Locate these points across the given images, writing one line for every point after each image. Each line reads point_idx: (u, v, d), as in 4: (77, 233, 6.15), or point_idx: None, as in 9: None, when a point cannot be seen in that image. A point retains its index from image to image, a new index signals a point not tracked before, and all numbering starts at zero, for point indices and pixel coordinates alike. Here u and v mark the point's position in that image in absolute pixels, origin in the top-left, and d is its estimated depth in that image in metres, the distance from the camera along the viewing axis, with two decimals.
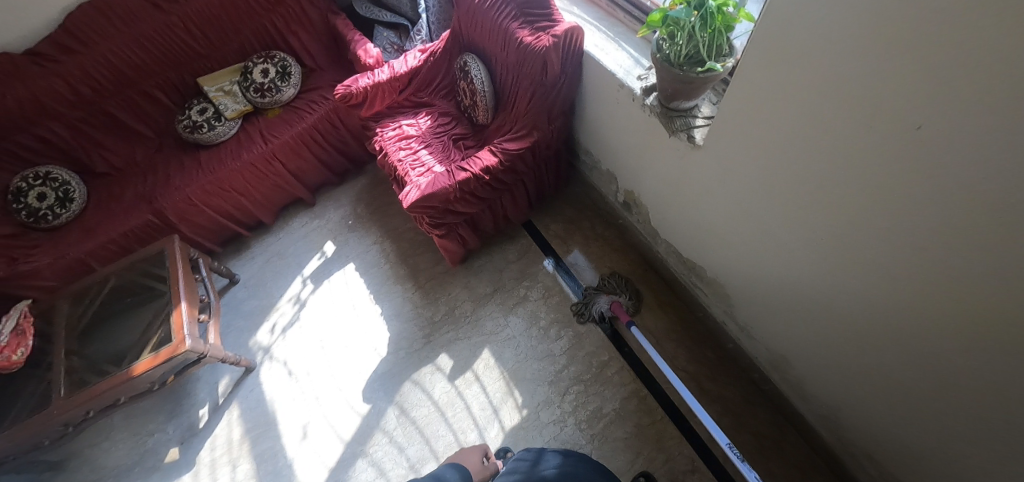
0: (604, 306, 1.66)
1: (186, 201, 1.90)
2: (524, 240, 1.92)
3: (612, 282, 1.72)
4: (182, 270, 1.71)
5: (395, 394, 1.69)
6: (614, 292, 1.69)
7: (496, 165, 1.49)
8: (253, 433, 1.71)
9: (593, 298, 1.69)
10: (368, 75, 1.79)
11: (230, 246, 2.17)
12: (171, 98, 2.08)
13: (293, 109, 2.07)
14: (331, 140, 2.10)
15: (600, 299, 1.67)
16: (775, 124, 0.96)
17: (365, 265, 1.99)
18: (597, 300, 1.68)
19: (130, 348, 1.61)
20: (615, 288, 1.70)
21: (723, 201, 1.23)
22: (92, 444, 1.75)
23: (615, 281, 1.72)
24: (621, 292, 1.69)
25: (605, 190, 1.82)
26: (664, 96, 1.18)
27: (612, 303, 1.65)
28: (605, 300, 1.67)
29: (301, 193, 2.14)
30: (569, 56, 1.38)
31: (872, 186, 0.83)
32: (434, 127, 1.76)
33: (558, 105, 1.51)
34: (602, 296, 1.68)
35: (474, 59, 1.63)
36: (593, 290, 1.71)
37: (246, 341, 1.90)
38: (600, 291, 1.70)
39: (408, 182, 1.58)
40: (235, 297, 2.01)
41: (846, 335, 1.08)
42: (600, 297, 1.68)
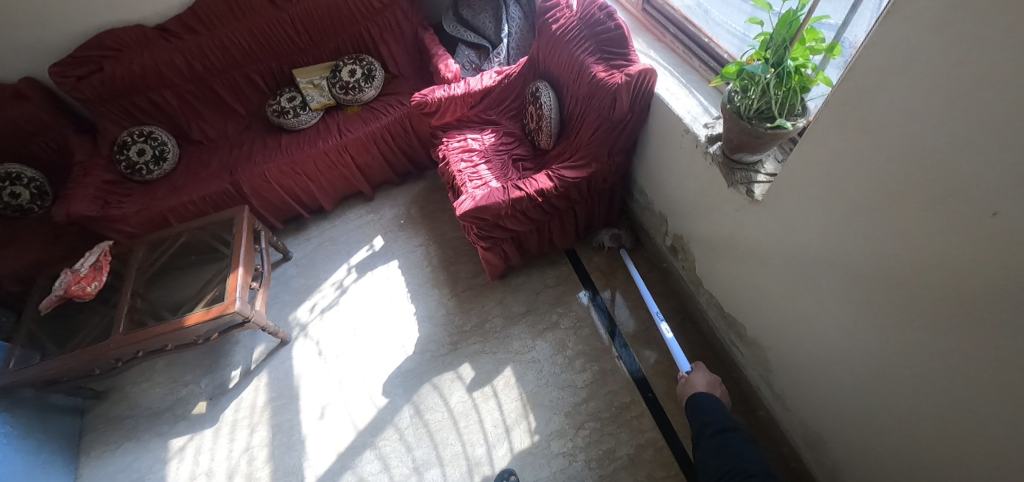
0: (605, 236, 1.93)
1: (261, 177, 2.07)
2: (564, 268, 1.94)
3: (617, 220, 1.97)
4: (245, 238, 1.85)
5: (413, 394, 1.72)
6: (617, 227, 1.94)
7: (550, 189, 1.53)
8: (275, 403, 1.78)
9: (597, 229, 1.95)
10: (445, 87, 1.90)
11: (291, 225, 2.32)
12: (267, 84, 2.30)
13: (371, 109, 2.22)
14: (400, 143, 2.23)
15: (603, 230, 1.94)
16: (842, 190, 0.95)
17: (408, 265, 2.07)
18: (600, 231, 1.94)
19: (187, 301, 1.75)
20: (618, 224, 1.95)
21: (775, 260, 1.20)
22: (133, 383, 1.89)
23: (620, 220, 1.97)
24: (622, 228, 1.94)
25: (654, 231, 1.81)
26: (728, 147, 1.19)
27: (612, 236, 1.91)
28: (607, 233, 1.93)
29: (362, 187, 2.27)
30: (639, 96, 1.42)
31: (940, 268, 0.79)
32: (498, 144, 1.84)
33: (621, 140, 1.54)
34: (605, 230, 1.94)
35: (547, 87, 1.70)
36: (598, 224, 1.97)
37: (287, 315, 2.00)
38: (605, 224, 1.96)
39: (464, 192, 1.65)
40: (285, 273, 2.14)
41: (892, 424, 1.01)
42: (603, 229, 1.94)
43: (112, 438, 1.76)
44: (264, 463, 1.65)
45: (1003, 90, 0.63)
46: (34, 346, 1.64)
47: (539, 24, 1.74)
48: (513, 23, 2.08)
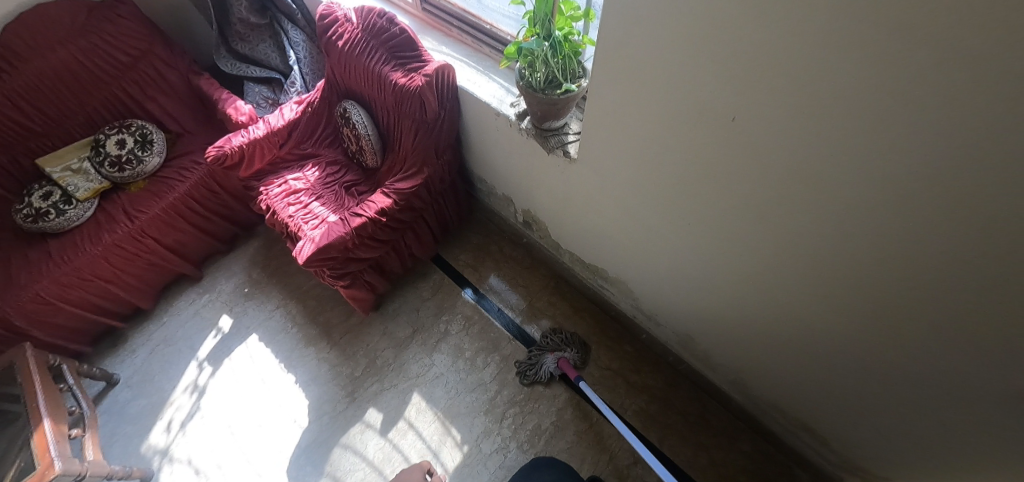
0: (553, 365, 1.62)
1: (36, 301, 1.63)
2: (437, 275, 1.91)
3: (559, 337, 1.68)
4: (39, 382, 1.45)
5: (324, 464, 1.56)
6: (561, 348, 1.65)
7: (392, 205, 1.48)
8: None
9: (540, 359, 1.64)
10: (241, 133, 1.70)
11: (103, 342, 1.89)
12: (2, 187, 1.80)
13: (160, 179, 1.89)
14: (211, 207, 1.95)
15: (546, 359, 1.63)
16: (633, 130, 1.08)
17: (271, 332, 1.84)
18: (544, 360, 1.63)
19: None
20: (561, 343, 1.66)
21: (606, 206, 1.34)
22: None
23: (562, 338, 1.68)
24: (567, 348, 1.65)
25: (505, 213, 1.88)
26: (536, 118, 1.26)
27: (559, 361, 1.61)
28: (552, 359, 1.63)
29: (183, 268, 1.94)
30: (444, 92, 1.43)
31: (717, 170, 0.97)
32: (323, 176, 1.71)
33: (444, 138, 1.55)
34: (548, 355, 1.64)
35: (354, 105, 1.62)
36: (538, 351, 1.67)
37: (136, 448, 1.65)
38: (547, 350, 1.66)
39: (302, 236, 1.51)
40: (116, 401, 1.75)
41: (731, 303, 1.22)
42: (546, 356, 1.64)
43: None
44: None
45: (711, 19, 0.78)
46: None
47: (323, 43, 1.64)
48: (299, 47, 1.93)
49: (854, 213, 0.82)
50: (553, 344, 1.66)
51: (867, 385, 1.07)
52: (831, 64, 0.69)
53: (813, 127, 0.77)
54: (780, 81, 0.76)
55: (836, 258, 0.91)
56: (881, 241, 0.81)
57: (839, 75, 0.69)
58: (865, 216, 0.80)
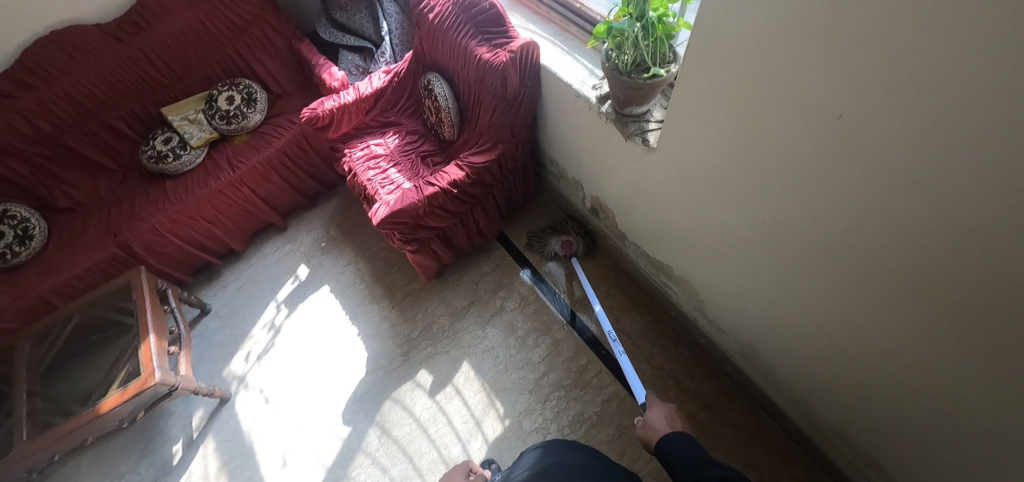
0: (557, 245, 1.85)
1: (153, 232, 1.86)
2: (498, 252, 1.95)
3: (569, 225, 1.91)
4: (149, 301, 1.66)
5: (376, 414, 1.67)
6: (568, 235, 1.87)
7: (464, 178, 1.52)
8: (229, 466, 1.66)
9: (547, 238, 1.88)
10: (333, 97, 1.81)
11: (202, 275, 2.13)
12: (134, 130, 2.06)
13: (260, 134, 2.06)
14: (301, 164, 2.10)
15: (552, 239, 1.87)
16: (723, 124, 1.02)
17: (340, 286, 1.98)
18: (550, 241, 1.87)
19: (98, 386, 1.55)
20: (570, 231, 1.88)
21: (681, 202, 1.28)
22: None
23: (573, 228, 1.90)
24: (574, 236, 1.86)
25: (573, 197, 1.87)
26: (618, 102, 1.23)
27: (563, 243, 1.84)
28: (557, 241, 1.86)
29: (272, 218, 2.12)
30: (527, 70, 1.43)
31: (815, 175, 0.89)
32: (402, 145, 1.79)
33: (520, 117, 1.56)
34: (555, 238, 1.86)
35: (438, 78, 1.67)
36: (550, 232, 1.90)
37: (220, 371, 1.86)
38: (556, 234, 1.89)
39: (378, 199, 1.60)
40: (207, 328, 1.97)
41: (807, 319, 1.14)
42: (552, 238, 1.87)
43: None
44: None
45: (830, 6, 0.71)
46: None
47: (415, 15, 1.69)
48: (392, 19, 2.01)
49: (972, 244, 0.72)
50: (563, 231, 1.88)
51: (958, 436, 0.96)
52: (973, 67, 0.60)
53: (937, 138, 0.68)
54: (905, 81, 0.68)
55: (942, 290, 0.80)
56: (1005, 277, 0.71)
57: (980, 80, 0.60)
58: (985, 249, 0.70)
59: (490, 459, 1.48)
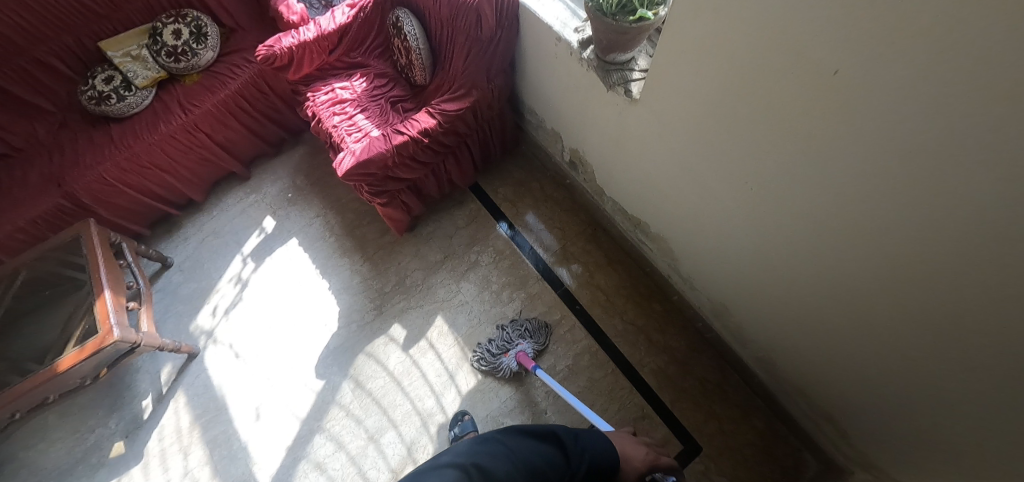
0: (509, 361, 1.56)
1: (100, 181, 1.73)
2: (473, 205, 1.89)
3: (514, 329, 1.62)
4: (102, 256, 1.56)
5: (349, 368, 1.67)
6: (512, 343, 1.59)
7: (436, 127, 1.43)
8: (202, 419, 1.66)
9: (495, 357, 1.58)
10: (291, 33, 1.64)
11: (160, 227, 2.02)
12: (69, 66, 1.85)
13: (214, 74, 1.88)
14: (261, 108, 1.95)
15: (500, 356, 1.58)
16: (709, 74, 0.94)
17: (310, 239, 1.90)
18: (500, 360, 1.57)
19: (53, 344, 1.48)
20: (512, 337, 1.60)
21: (661, 158, 1.24)
22: (26, 446, 1.64)
23: (516, 328, 1.63)
24: (519, 340, 1.59)
25: (551, 149, 1.79)
26: (601, 48, 1.14)
27: (517, 356, 1.55)
28: (507, 357, 1.57)
29: (233, 167, 2.00)
30: (503, 8, 1.33)
31: (802, 135, 0.84)
32: (370, 88, 1.66)
33: (495, 60, 1.45)
34: (504, 355, 1.57)
35: (407, 14, 1.52)
36: (495, 351, 1.59)
37: (186, 326, 1.80)
38: (499, 346, 1.60)
39: (344, 148, 1.49)
40: (170, 282, 1.89)
41: (777, 279, 1.14)
42: (499, 355, 1.58)
43: None
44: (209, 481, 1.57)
45: None
46: None
47: None
48: None
49: (951, 218, 0.70)
50: (504, 340, 1.60)
51: (911, 393, 1.00)
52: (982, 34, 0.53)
53: (926, 99, 0.63)
54: (903, 35, 0.60)
55: (916, 261, 0.79)
56: (977, 252, 0.69)
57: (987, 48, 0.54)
58: (964, 223, 0.68)
59: (463, 411, 1.51)
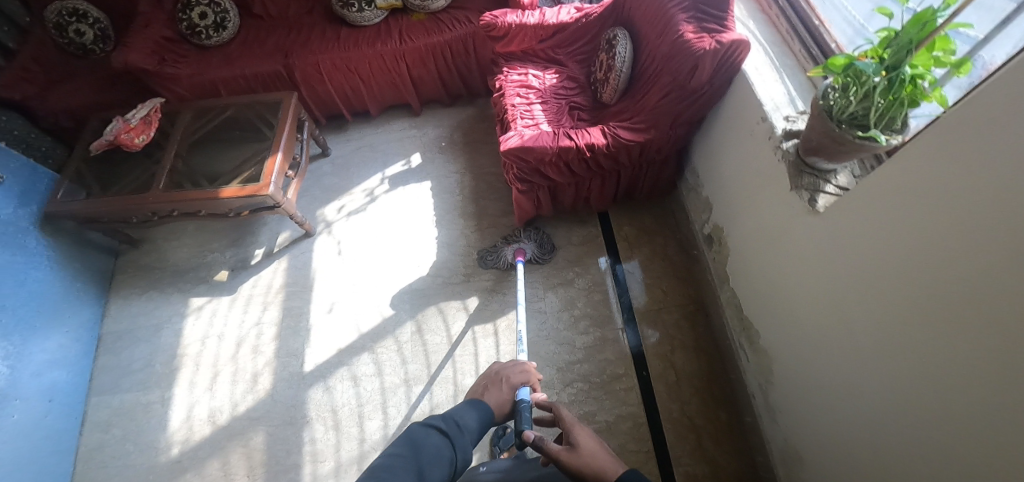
0: (509, 254, 1.81)
1: (314, 67, 2.01)
2: (593, 230, 1.90)
3: (522, 232, 1.87)
4: (289, 126, 1.82)
5: (418, 312, 1.78)
6: (516, 241, 1.84)
7: (603, 146, 1.46)
8: (290, 288, 1.89)
9: (499, 249, 1.84)
10: (517, 12, 1.74)
11: (334, 122, 2.31)
12: None
13: (436, 20, 2.01)
14: (458, 64, 2.08)
15: (503, 249, 1.83)
16: (920, 232, 0.82)
17: (440, 189, 2.04)
18: (502, 250, 1.82)
19: (225, 174, 1.77)
20: (518, 236, 1.85)
21: (812, 280, 1.14)
22: (167, 238, 2.07)
23: (522, 231, 1.88)
24: (522, 239, 1.84)
25: (695, 217, 1.72)
26: (806, 147, 1.06)
27: (514, 250, 1.80)
28: (509, 249, 1.82)
29: (411, 100, 2.18)
30: (724, 68, 1.29)
31: (984, 342, 0.71)
32: (558, 87, 1.71)
33: (687, 111, 1.42)
34: (506, 247, 1.83)
35: (625, 36, 1.54)
36: (502, 243, 1.86)
37: (315, 209, 2.05)
38: (506, 242, 1.85)
39: (513, 128, 1.58)
40: (320, 169, 2.16)
41: (874, 466, 0.99)
42: (503, 247, 1.84)
43: (141, 283, 1.97)
44: (271, 340, 1.79)
45: None
46: (81, 185, 1.77)
47: None
48: None
49: None
50: (510, 237, 1.86)
51: None
52: None
53: None
54: None
55: None
56: None
57: None
58: None
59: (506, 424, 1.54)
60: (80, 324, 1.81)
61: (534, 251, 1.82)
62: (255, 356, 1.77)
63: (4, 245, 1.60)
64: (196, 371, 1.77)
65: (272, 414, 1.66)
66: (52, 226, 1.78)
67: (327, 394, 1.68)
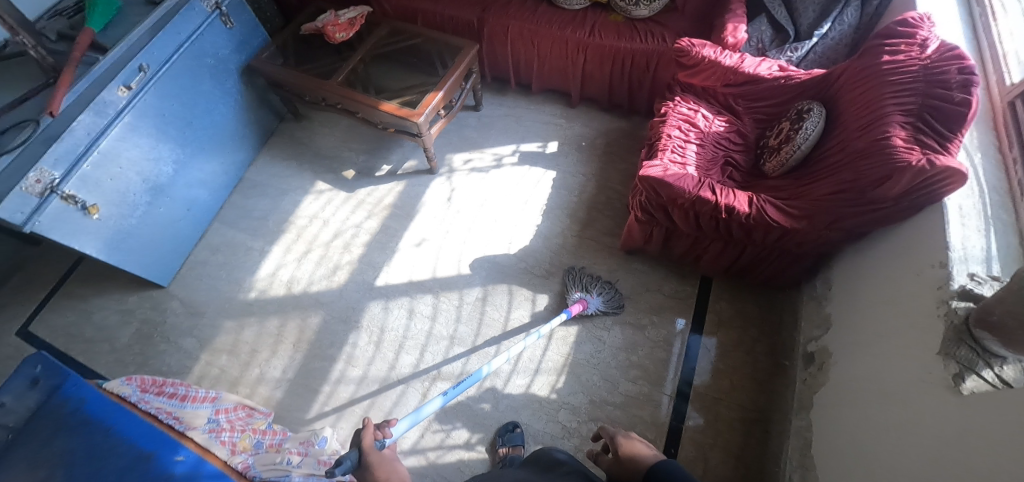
0: (573, 295, 1.75)
1: (503, 28, 2.05)
2: (690, 290, 1.79)
3: (599, 283, 1.78)
4: (458, 73, 1.90)
5: (490, 284, 1.84)
6: (589, 290, 1.76)
7: (742, 213, 1.35)
8: (396, 210, 2.05)
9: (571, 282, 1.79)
10: (716, 48, 1.64)
11: (497, 83, 2.39)
12: None
13: (632, 28, 1.94)
14: (633, 76, 2.00)
15: (573, 286, 1.77)
16: (1012, 463, 0.74)
17: (561, 183, 2.05)
18: (571, 287, 1.77)
19: (390, 90, 1.92)
20: (593, 287, 1.76)
21: (909, 458, 0.96)
22: (324, 123, 2.33)
23: (600, 283, 1.78)
24: (594, 293, 1.74)
25: (805, 329, 1.52)
26: (980, 316, 0.88)
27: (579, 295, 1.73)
28: (577, 291, 1.76)
29: (573, 91, 2.18)
30: (922, 194, 1.09)
31: None
32: (722, 135, 1.61)
33: (851, 219, 1.25)
34: (576, 288, 1.76)
35: (821, 115, 1.38)
36: (576, 279, 1.79)
37: (446, 153, 2.18)
38: (580, 282, 1.78)
39: (659, 157, 1.53)
40: (466, 120, 2.28)
41: None
42: (574, 286, 1.78)
43: (289, 150, 2.25)
44: (361, 245, 1.97)
45: None
46: (281, 53, 2.04)
47: (868, 44, 1.35)
48: (839, 27, 1.59)
49: None
50: (587, 282, 1.78)
51: None
52: None
53: None
54: None
55: None
56: None
57: None
58: None
59: (517, 423, 1.56)
60: (234, 162, 2.12)
61: (596, 311, 1.73)
62: (344, 252, 1.95)
63: (211, 78, 1.91)
64: (295, 241, 1.99)
65: (334, 306, 1.83)
66: (249, 77, 2.09)
67: (383, 313, 1.81)
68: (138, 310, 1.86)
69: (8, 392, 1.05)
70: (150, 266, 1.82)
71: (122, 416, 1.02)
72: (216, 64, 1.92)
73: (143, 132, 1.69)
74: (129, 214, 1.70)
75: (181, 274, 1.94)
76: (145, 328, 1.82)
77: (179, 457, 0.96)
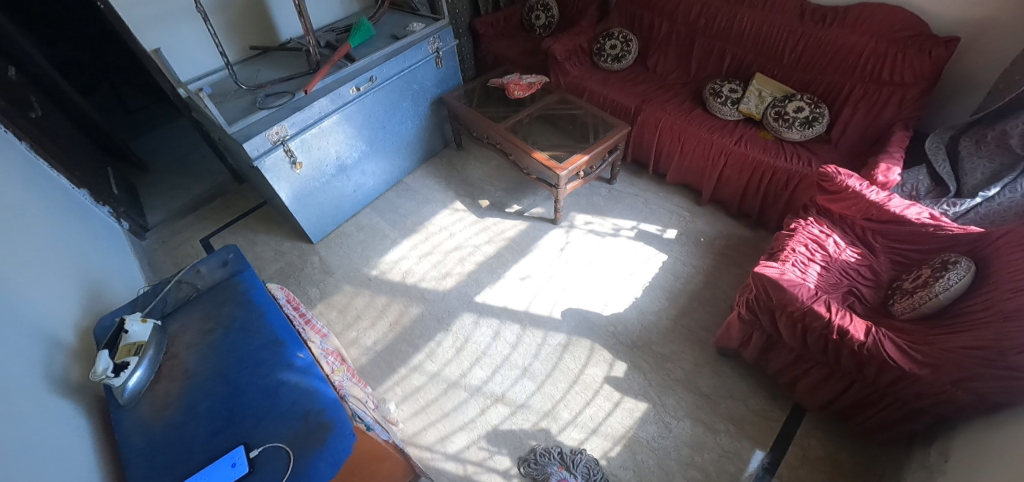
0: (551, 476, 1.52)
1: (656, 121, 2.29)
2: (777, 412, 1.67)
3: (582, 464, 1.56)
4: (606, 145, 2.16)
5: (576, 335, 1.92)
6: (570, 469, 1.54)
7: (856, 340, 1.31)
8: (512, 243, 2.27)
9: (547, 457, 1.57)
10: (863, 182, 1.68)
11: (634, 166, 2.60)
12: (728, 67, 2.34)
13: (779, 148, 2.05)
14: (769, 190, 2.07)
15: (552, 465, 1.55)
16: None
17: (669, 268, 2.11)
18: (547, 467, 1.54)
19: (544, 143, 2.22)
20: (576, 465, 1.55)
21: None
22: (477, 158, 2.72)
23: (583, 460, 1.56)
24: (576, 472, 1.53)
25: None
26: None
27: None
28: (555, 470, 1.53)
29: (705, 190, 2.29)
30: None
31: None
32: (851, 265, 1.59)
33: (985, 382, 1.14)
34: (553, 469, 1.53)
35: (968, 270, 1.33)
36: (552, 454, 1.58)
37: (571, 211, 2.40)
38: (558, 460, 1.56)
39: (779, 263, 1.55)
40: (597, 190, 2.49)
41: None
42: (553, 464, 1.55)
43: (442, 171, 2.65)
44: (472, 263, 2.19)
45: None
46: (469, 94, 2.49)
47: None
48: (1010, 194, 1.55)
49: None
50: (568, 460, 1.56)
51: None
52: None
53: None
54: None
55: None
56: None
57: None
58: None
59: None
60: (399, 167, 2.55)
61: None
62: (458, 263, 2.19)
63: (413, 99, 2.40)
64: (422, 242, 2.29)
65: (434, 305, 2.04)
66: (436, 106, 2.57)
67: (472, 326, 1.97)
68: (288, 254, 2.25)
69: (206, 263, 1.38)
70: (312, 223, 2.23)
71: (273, 308, 1.27)
72: (419, 91, 2.41)
73: (353, 123, 2.15)
74: (317, 179, 2.13)
75: (328, 238, 2.33)
76: (287, 269, 2.19)
77: (300, 354, 1.15)
